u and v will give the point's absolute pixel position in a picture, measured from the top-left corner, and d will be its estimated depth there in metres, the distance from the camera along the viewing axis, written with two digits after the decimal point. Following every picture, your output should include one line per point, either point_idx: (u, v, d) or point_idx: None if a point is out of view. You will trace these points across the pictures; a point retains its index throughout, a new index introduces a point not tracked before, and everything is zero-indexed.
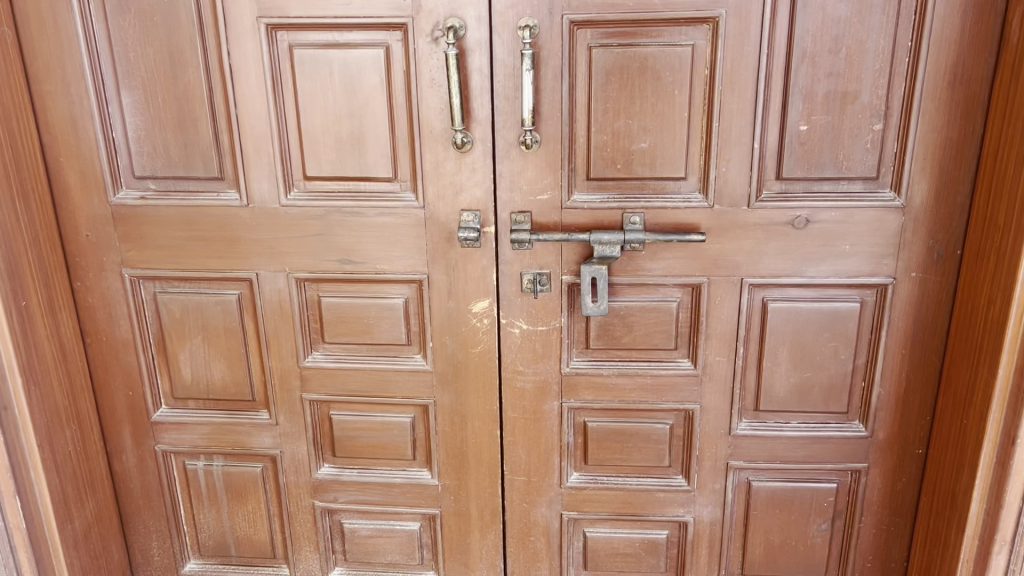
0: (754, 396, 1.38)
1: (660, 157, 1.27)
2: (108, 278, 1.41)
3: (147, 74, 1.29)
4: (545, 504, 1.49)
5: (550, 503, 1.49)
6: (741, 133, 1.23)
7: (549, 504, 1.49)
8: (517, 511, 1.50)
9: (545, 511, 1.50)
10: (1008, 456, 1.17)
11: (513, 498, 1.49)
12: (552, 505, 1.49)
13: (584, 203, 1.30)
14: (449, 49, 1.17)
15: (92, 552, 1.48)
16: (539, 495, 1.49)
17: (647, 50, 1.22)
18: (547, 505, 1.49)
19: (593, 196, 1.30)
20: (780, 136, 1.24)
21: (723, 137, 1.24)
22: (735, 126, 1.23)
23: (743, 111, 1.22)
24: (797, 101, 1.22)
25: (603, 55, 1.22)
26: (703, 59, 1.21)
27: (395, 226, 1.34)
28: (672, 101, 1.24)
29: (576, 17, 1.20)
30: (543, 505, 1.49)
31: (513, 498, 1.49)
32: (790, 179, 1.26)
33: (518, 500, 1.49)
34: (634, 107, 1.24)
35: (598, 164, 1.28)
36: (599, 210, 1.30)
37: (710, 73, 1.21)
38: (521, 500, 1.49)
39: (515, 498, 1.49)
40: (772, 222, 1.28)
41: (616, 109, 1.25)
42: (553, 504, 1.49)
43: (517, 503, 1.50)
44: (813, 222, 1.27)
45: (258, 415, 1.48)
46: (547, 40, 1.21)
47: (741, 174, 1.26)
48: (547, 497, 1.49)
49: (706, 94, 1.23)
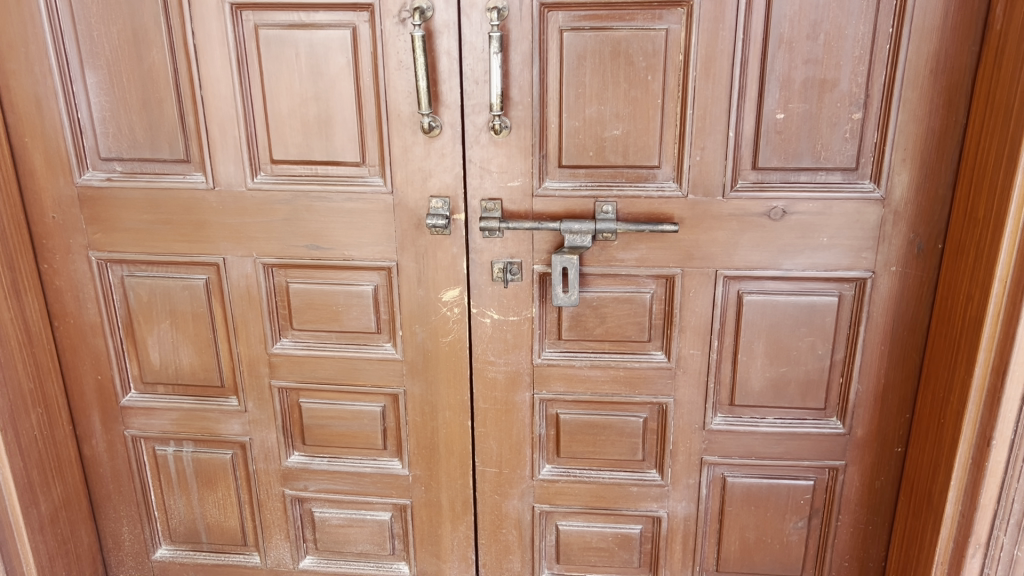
0: (729, 391, 1.35)
1: (634, 145, 1.23)
2: (75, 261, 1.40)
3: (111, 53, 1.27)
4: (517, 496, 1.46)
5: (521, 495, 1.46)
6: (716, 120, 1.20)
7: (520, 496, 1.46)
8: (488, 503, 1.48)
9: (517, 504, 1.47)
10: (983, 456, 1.13)
11: (484, 489, 1.47)
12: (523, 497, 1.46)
13: (556, 191, 1.27)
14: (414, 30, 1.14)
15: (59, 536, 1.47)
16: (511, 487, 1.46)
17: (620, 34, 1.18)
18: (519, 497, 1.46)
19: (565, 183, 1.27)
20: (757, 124, 1.20)
21: (698, 125, 1.20)
22: (710, 113, 1.20)
23: (718, 98, 1.19)
24: (773, 89, 1.18)
25: (575, 38, 1.19)
26: (677, 43, 1.18)
27: (363, 212, 1.31)
28: (645, 86, 1.20)
29: None
30: (515, 497, 1.46)
31: (483, 489, 1.47)
32: (767, 169, 1.22)
33: (488, 491, 1.47)
34: (606, 93, 1.21)
35: (570, 150, 1.25)
36: (571, 198, 1.27)
37: (685, 59, 1.18)
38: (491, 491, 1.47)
39: (486, 490, 1.47)
40: (748, 212, 1.24)
41: (589, 94, 1.21)
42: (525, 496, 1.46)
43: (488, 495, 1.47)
44: (790, 212, 1.23)
45: (227, 401, 1.47)
46: (517, 22, 1.18)
47: (716, 163, 1.22)
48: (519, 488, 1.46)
49: (680, 80, 1.19)
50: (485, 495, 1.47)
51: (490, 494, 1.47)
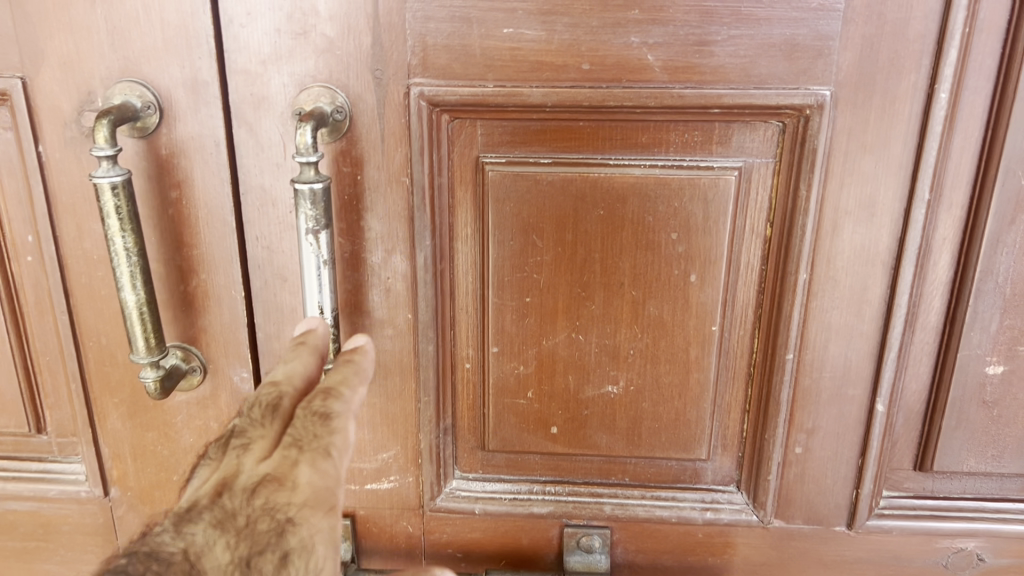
0: None
1: (650, 419, 0.54)
2: None
3: None
4: (323, 439, 0.42)
5: (329, 440, 0.42)
6: (845, 373, 0.52)
7: (324, 428, 0.42)
8: (250, 544, 0.40)
9: (303, 492, 0.41)
10: None
11: (197, 500, 0.41)
12: (328, 399, 0.43)
13: (475, 503, 0.56)
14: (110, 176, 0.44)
15: None
16: (279, 424, 0.43)
17: (624, 176, 0.48)
18: (344, 448, 0.42)
19: (496, 485, 0.57)
20: (936, 386, 0.52)
21: (802, 382, 0.52)
22: (832, 358, 0.51)
23: (855, 329, 0.51)
24: (985, 315, 0.50)
25: (517, 187, 0.49)
26: (764, 200, 0.49)
27: (51, 530, 0.59)
28: (683, 297, 0.51)
29: (446, 93, 0.46)
30: (325, 468, 0.41)
31: (167, 527, 0.40)
32: (949, 473, 0.54)
33: (194, 515, 0.40)
34: (590, 306, 0.51)
35: (506, 423, 0.55)
36: (509, 518, 0.57)
37: (780, 237, 0.49)
38: (226, 502, 0.40)
39: (173, 522, 0.40)
40: (895, 558, 0.56)
41: (551, 308, 0.52)
42: (320, 406, 0.43)
43: (216, 510, 0.40)
44: (986, 559, 0.56)
45: None
46: (371, 144, 0.48)
47: (839, 461, 0.54)
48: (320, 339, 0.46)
49: (767, 285, 0.50)
50: (190, 535, 0.39)
51: (220, 526, 0.40)
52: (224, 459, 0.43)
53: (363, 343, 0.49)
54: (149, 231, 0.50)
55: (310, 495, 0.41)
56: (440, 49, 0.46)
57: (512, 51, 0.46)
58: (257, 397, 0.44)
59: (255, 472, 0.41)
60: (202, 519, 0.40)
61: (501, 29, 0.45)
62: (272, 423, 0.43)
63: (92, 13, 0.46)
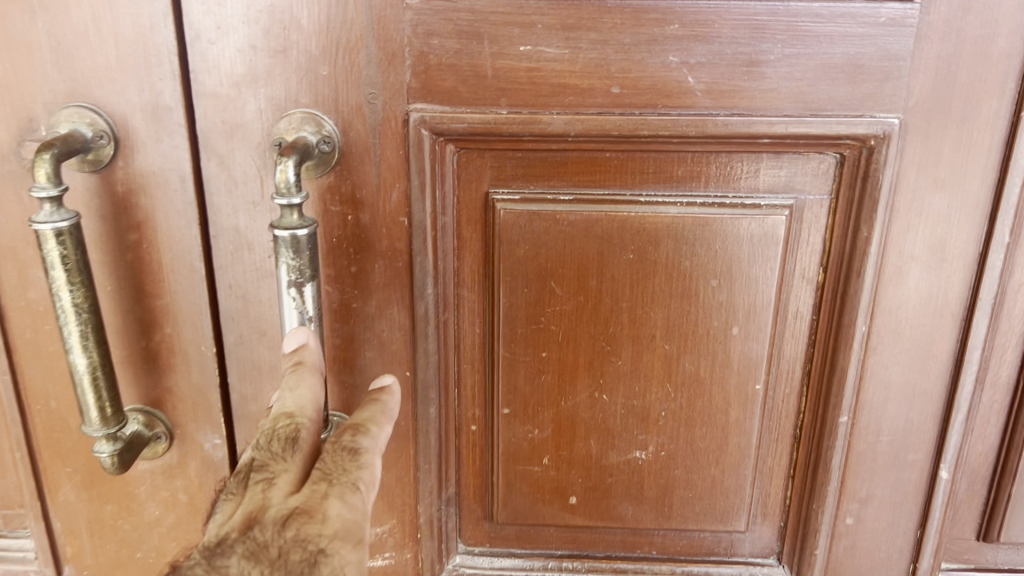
0: None
1: (683, 487, 0.47)
2: None
3: None
4: (352, 473, 0.36)
5: (358, 474, 0.37)
6: (905, 436, 0.45)
7: (355, 462, 0.37)
8: None
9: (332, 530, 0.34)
10: None
11: (226, 533, 0.35)
12: (356, 433, 0.38)
13: None
14: (54, 222, 0.37)
15: None
16: (303, 458, 0.37)
17: (657, 215, 0.42)
18: (372, 484, 0.37)
19: (506, 561, 0.50)
20: (1007, 451, 0.46)
21: (856, 445, 0.46)
22: (890, 419, 0.45)
23: (917, 387, 0.44)
24: None
25: (532, 227, 0.42)
26: (817, 241, 0.42)
27: None
28: (723, 352, 0.44)
29: (452, 120, 0.40)
30: (355, 502, 0.35)
31: (198, 560, 0.35)
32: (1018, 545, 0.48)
33: (225, 548, 0.35)
34: (616, 363, 0.45)
35: (517, 494, 0.48)
36: None
37: (835, 284, 0.43)
38: (255, 537, 0.34)
39: (205, 555, 0.35)
40: None
41: (571, 365, 0.45)
42: (348, 441, 0.38)
43: (247, 543, 0.35)
44: None
45: None
46: (364, 178, 0.41)
47: (895, 532, 0.48)
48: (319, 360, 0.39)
49: (818, 339, 0.44)
50: (224, 568, 0.35)
51: (253, 557, 0.35)
52: (247, 494, 0.37)
53: (387, 385, 0.43)
54: (104, 279, 0.43)
55: (341, 528, 0.35)
56: (444, 69, 0.39)
57: (530, 72, 0.39)
58: (273, 427, 0.37)
59: (286, 504, 0.35)
60: (235, 551, 0.35)
61: (516, 47, 0.39)
62: (296, 456, 0.37)
63: (32, 26, 0.39)
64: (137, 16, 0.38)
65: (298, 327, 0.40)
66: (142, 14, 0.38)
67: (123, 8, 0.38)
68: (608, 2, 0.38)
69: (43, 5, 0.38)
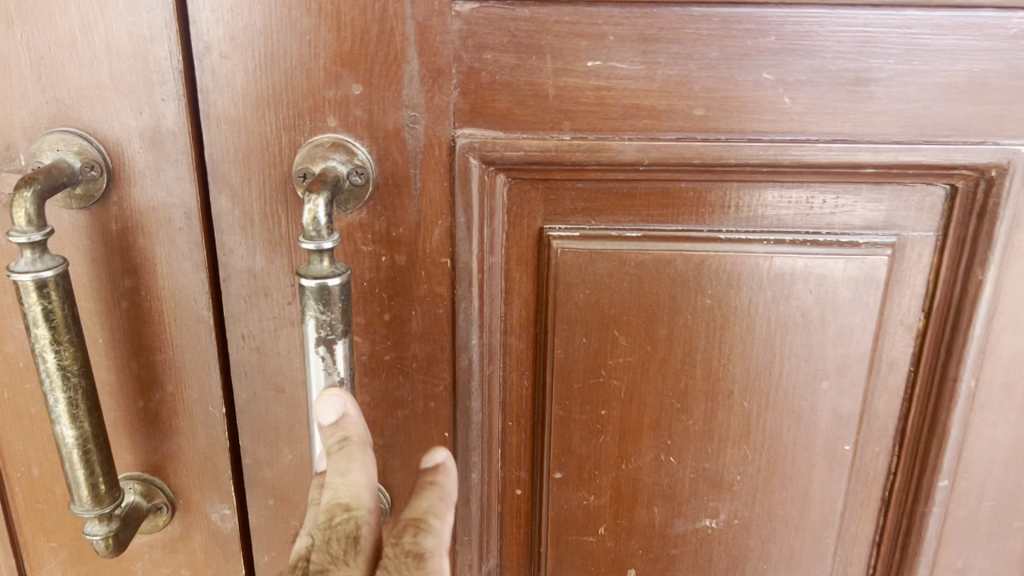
0: None
1: (756, 557, 0.42)
2: None
3: None
4: None
5: None
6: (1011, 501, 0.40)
7: (421, 570, 0.30)
8: None
9: None
10: None
11: None
12: (418, 532, 0.31)
13: None
14: (41, 272, 0.31)
15: None
16: (366, 561, 0.30)
17: (739, 255, 0.36)
18: None
19: None
20: None
21: (953, 512, 0.40)
22: (995, 482, 0.40)
23: None
24: None
25: (594, 269, 0.37)
26: (919, 283, 0.37)
27: None
28: (807, 409, 0.39)
29: (506, 147, 0.34)
30: None
31: None
32: None
33: None
34: (687, 422, 0.39)
35: (568, 566, 0.42)
36: None
37: (939, 332, 0.37)
38: None
39: None
40: None
41: (634, 425, 0.39)
42: (410, 542, 0.30)
43: None
44: None
45: None
46: (401, 214, 0.35)
47: None
48: (365, 428, 0.32)
49: (916, 394, 0.39)
50: None
51: None
52: None
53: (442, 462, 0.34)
54: (95, 331, 0.37)
55: None
56: (498, 88, 0.33)
57: (599, 91, 0.33)
58: (329, 524, 0.30)
59: None
60: None
61: (584, 62, 0.33)
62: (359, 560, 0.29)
63: (8, 37, 0.33)
64: (135, 25, 0.32)
65: (330, 391, 0.32)
66: (141, 23, 0.32)
67: (117, 15, 0.32)
68: (693, 10, 0.32)
69: (20, 12, 0.32)
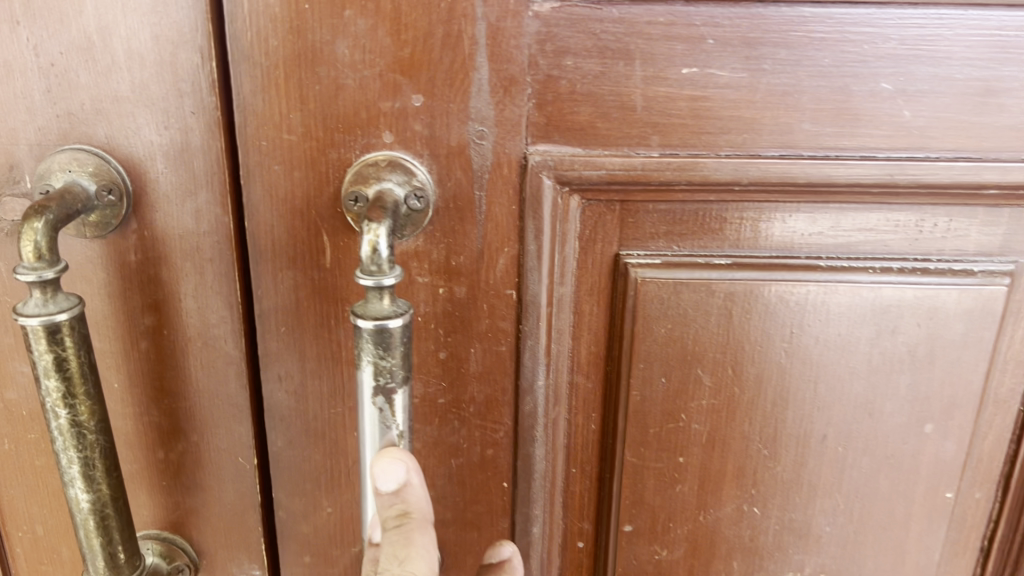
0: None
1: None
2: None
3: None
4: None
5: None
6: None
7: None
8: None
9: None
10: None
11: None
12: None
13: None
14: (54, 313, 0.27)
15: None
16: None
17: (842, 284, 0.32)
18: None
19: None
20: None
21: None
22: None
23: None
24: None
25: (680, 302, 0.32)
26: None
27: None
28: (908, 455, 0.35)
29: (587, 166, 0.30)
30: None
31: None
32: None
33: None
34: (774, 468, 0.35)
35: None
36: None
37: None
38: None
39: None
40: None
41: (715, 473, 0.35)
42: None
43: None
44: None
45: None
46: (463, 240, 0.31)
47: None
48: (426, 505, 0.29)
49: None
50: None
51: None
52: None
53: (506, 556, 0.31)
54: (111, 373, 0.33)
55: None
56: (578, 99, 0.29)
57: (694, 102, 0.29)
58: None
59: None
60: None
61: (677, 69, 0.29)
62: None
63: (13, 41, 0.28)
64: (159, 28, 0.28)
65: (392, 454, 0.28)
66: (167, 25, 0.28)
67: (139, 16, 0.28)
68: (806, 11, 0.28)
69: (28, 11, 0.28)
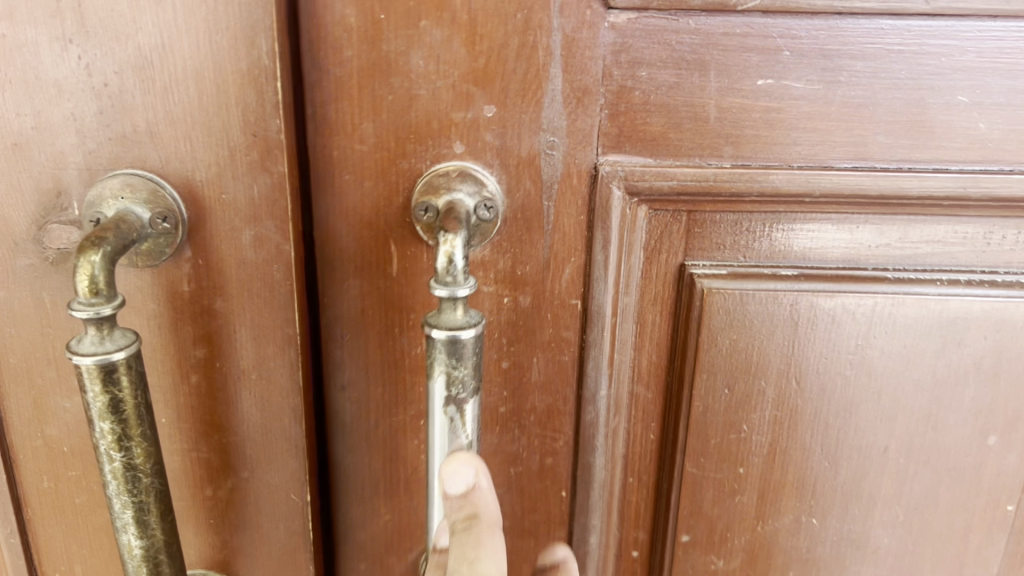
0: None
1: None
2: None
3: None
4: None
5: None
6: None
7: None
8: None
9: None
10: None
11: None
12: None
13: None
14: (110, 355, 0.25)
15: None
16: None
17: (909, 296, 0.32)
18: None
19: None
20: None
21: None
22: None
23: None
24: None
25: (745, 313, 0.32)
26: None
27: None
28: (970, 467, 0.35)
29: (658, 176, 0.30)
30: None
31: None
32: None
33: None
34: (834, 479, 0.35)
35: None
36: None
37: None
38: None
39: None
40: None
41: (774, 483, 0.35)
42: None
43: None
44: None
45: None
46: (529, 251, 0.31)
47: None
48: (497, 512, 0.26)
49: None
50: None
51: None
52: None
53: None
54: (160, 407, 0.32)
55: None
56: (651, 110, 0.29)
57: (768, 114, 0.29)
58: None
59: None
60: None
61: (753, 80, 0.29)
62: None
63: (64, 61, 0.27)
64: (218, 46, 0.27)
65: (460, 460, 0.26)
66: (227, 44, 0.27)
67: (197, 35, 0.27)
68: (884, 23, 0.28)
69: (83, 30, 0.27)
